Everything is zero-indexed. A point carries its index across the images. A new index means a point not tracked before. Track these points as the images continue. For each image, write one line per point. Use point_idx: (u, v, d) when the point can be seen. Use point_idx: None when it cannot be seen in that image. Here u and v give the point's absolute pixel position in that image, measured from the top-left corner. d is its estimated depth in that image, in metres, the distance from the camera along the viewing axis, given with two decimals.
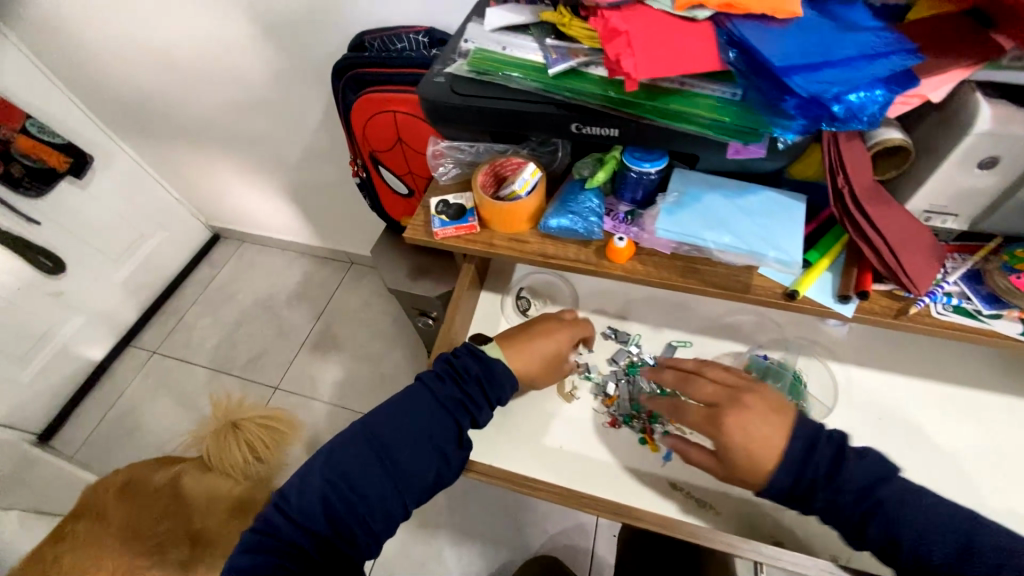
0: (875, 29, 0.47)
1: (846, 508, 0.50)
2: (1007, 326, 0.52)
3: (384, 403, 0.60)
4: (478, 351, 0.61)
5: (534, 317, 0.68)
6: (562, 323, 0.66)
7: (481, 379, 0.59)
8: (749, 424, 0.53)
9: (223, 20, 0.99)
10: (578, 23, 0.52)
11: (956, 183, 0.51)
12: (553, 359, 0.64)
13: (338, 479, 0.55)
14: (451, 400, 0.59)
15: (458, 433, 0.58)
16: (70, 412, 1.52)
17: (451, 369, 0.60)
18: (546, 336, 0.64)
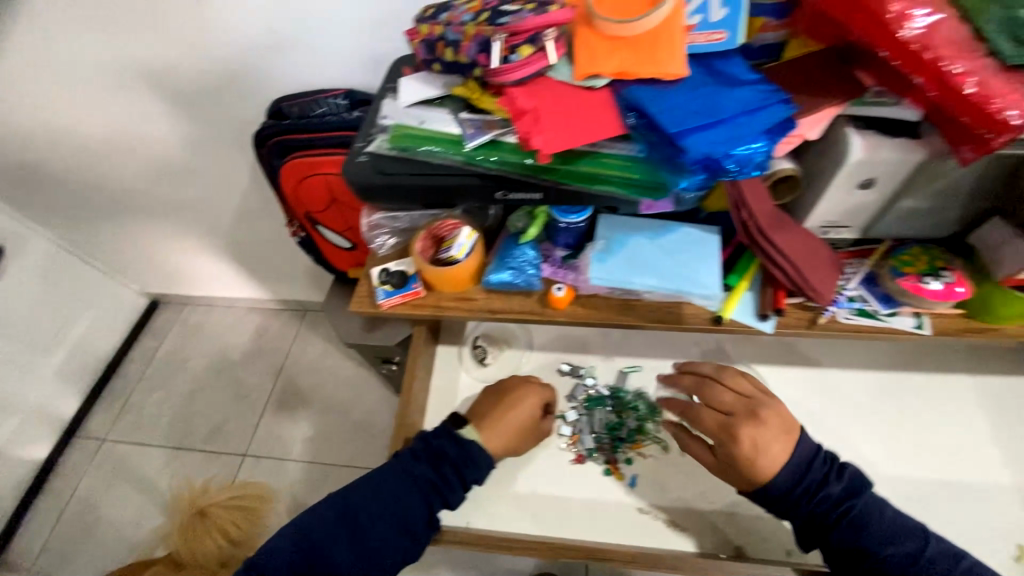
0: (753, 82, 0.52)
1: (820, 511, 0.56)
2: (903, 321, 0.59)
3: (363, 476, 0.62)
4: (455, 433, 0.63)
5: (501, 382, 0.67)
6: (532, 388, 0.66)
7: (456, 463, 0.61)
8: (768, 443, 0.56)
9: (132, 95, 0.95)
10: (488, 99, 0.54)
11: (842, 200, 0.57)
12: (527, 426, 0.64)
13: (306, 546, 0.59)
14: (425, 482, 0.60)
15: (430, 514, 0.60)
16: (20, 520, 1.40)
17: (427, 448, 0.63)
18: (517, 405, 0.64)
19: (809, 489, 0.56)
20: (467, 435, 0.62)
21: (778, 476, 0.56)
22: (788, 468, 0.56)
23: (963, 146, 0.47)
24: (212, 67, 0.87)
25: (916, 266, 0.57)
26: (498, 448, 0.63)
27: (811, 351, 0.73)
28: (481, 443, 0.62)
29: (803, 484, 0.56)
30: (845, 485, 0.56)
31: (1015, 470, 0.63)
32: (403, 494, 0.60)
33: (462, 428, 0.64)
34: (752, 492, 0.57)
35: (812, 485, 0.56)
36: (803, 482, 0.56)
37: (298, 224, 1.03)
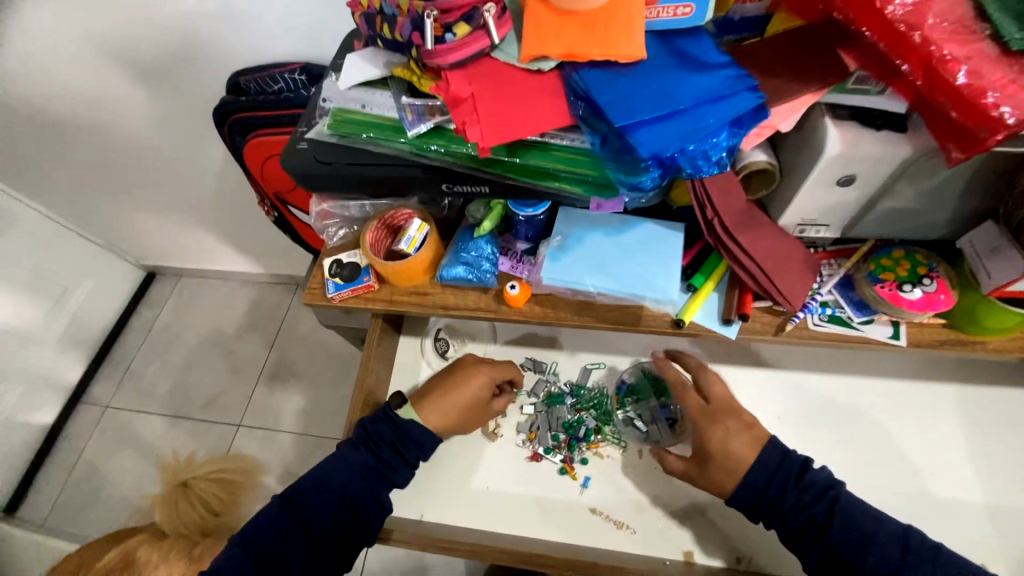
0: (722, 65, 0.46)
1: (806, 506, 0.54)
2: (878, 330, 0.55)
3: (305, 473, 0.63)
4: (392, 415, 0.64)
5: (457, 360, 0.69)
6: (480, 368, 0.66)
7: (394, 443, 0.63)
8: (730, 436, 0.58)
9: (90, 60, 0.89)
10: (426, 82, 0.48)
11: (820, 198, 0.52)
12: (471, 407, 0.65)
13: (255, 551, 0.58)
14: (366, 467, 0.62)
15: (379, 498, 0.61)
16: (30, 481, 1.46)
17: (366, 435, 0.63)
18: (461, 387, 0.65)
19: (796, 490, 0.55)
20: (405, 415, 0.64)
21: (756, 463, 0.56)
22: (758, 461, 0.56)
23: (950, 143, 0.42)
24: (166, 33, 0.81)
25: (896, 273, 0.53)
26: (437, 425, 0.64)
27: (786, 352, 0.69)
28: (421, 422, 0.64)
29: (783, 485, 0.55)
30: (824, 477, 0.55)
31: (987, 486, 0.60)
32: (348, 481, 0.61)
33: (400, 409, 0.65)
34: (733, 487, 0.56)
35: (792, 475, 0.56)
36: (778, 483, 0.55)
37: (269, 203, 0.99)
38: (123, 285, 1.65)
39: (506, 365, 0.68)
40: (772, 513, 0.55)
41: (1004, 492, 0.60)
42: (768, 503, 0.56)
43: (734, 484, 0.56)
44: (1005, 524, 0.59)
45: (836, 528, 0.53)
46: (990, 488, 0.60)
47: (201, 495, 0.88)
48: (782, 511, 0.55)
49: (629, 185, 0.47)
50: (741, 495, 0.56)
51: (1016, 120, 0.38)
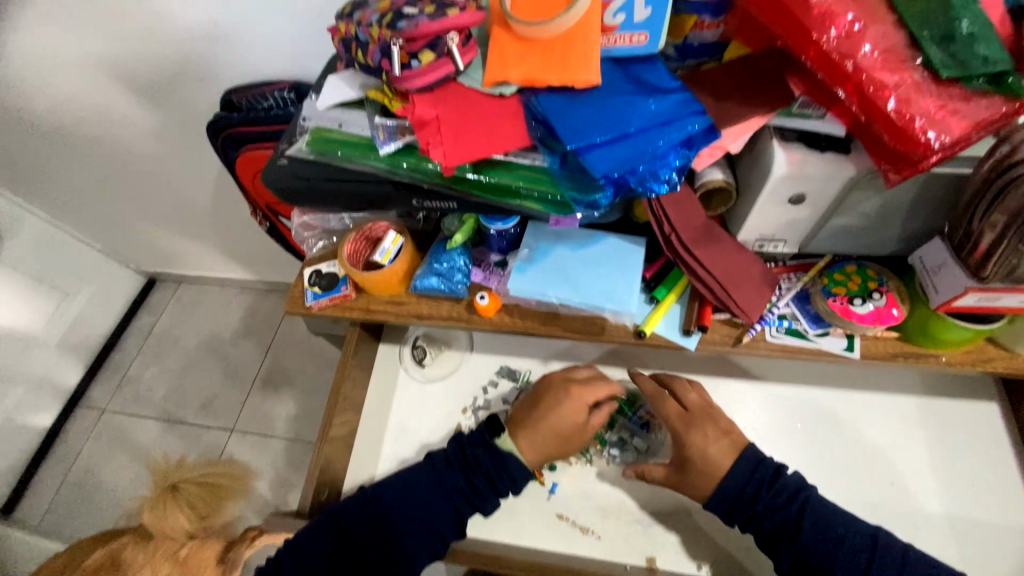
0: (674, 90, 0.48)
1: (778, 508, 0.56)
2: (832, 342, 0.57)
3: (397, 476, 0.64)
4: (493, 443, 0.63)
5: (541, 382, 0.66)
6: (570, 391, 0.63)
7: (488, 472, 0.62)
8: (704, 444, 0.59)
9: (94, 76, 0.93)
10: (395, 104, 0.52)
11: (774, 216, 0.54)
12: (570, 434, 0.62)
13: (337, 544, 0.60)
14: (457, 490, 0.62)
15: (459, 522, 0.62)
16: (27, 483, 1.49)
17: (462, 453, 0.64)
18: (555, 412, 0.62)
19: (767, 490, 0.57)
20: (505, 446, 0.63)
21: (730, 472, 0.58)
22: (731, 472, 0.57)
23: (887, 166, 0.44)
24: (165, 52, 0.85)
25: (848, 287, 0.55)
26: (530, 458, 0.62)
27: (753, 363, 0.70)
28: (518, 455, 0.62)
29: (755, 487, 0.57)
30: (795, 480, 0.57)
31: (945, 498, 0.61)
32: (430, 500, 0.61)
33: (497, 436, 0.64)
34: (709, 494, 0.58)
35: (766, 479, 0.57)
36: (755, 487, 0.57)
37: (262, 214, 1.02)
38: (124, 291, 1.68)
39: (605, 383, 0.64)
40: (747, 514, 0.57)
41: (962, 504, 0.61)
42: (744, 507, 0.57)
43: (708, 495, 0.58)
44: (963, 535, 0.60)
45: (808, 532, 0.54)
46: (948, 501, 0.61)
47: (187, 497, 0.86)
48: (754, 513, 0.56)
49: (586, 203, 0.50)
50: (717, 504, 0.58)
51: (941, 144, 0.40)
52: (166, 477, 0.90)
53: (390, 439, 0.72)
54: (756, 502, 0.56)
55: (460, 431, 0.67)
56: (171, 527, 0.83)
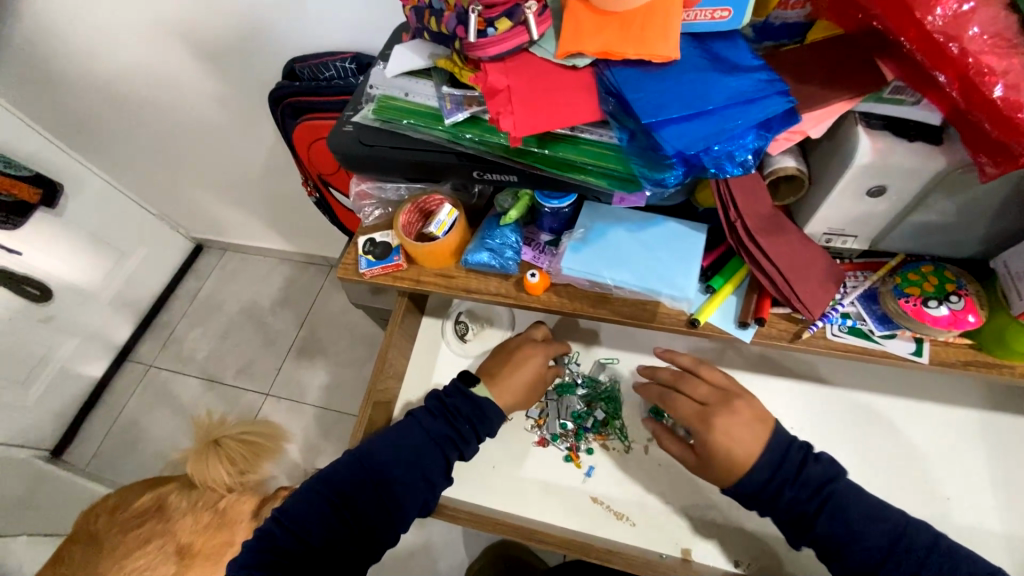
0: (755, 69, 0.47)
1: (800, 501, 0.54)
2: (899, 345, 0.54)
3: (383, 433, 0.64)
4: (468, 391, 0.64)
5: (504, 344, 0.70)
6: (538, 349, 0.68)
7: (470, 417, 0.63)
8: (728, 433, 0.56)
9: (166, 41, 0.97)
10: (465, 73, 0.52)
11: (848, 208, 0.52)
12: (537, 384, 0.67)
13: (335, 499, 0.60)
14: (442, 437, 0.62)
15: (446, 466, 0.62)
16: (77, 428, 1.58)
17: (442, 405, 0.64)
18: (525, 365, 0.66)
19: (786, 483, 0.54)
20: (479, 393, 0.64)
21: (754, 460, 0.55)
22: (761, 454, 0.55)
23: (984, 158, 0.42)
24: (235, 20, 0.88)
25: (923, 288, 0.52)
26: (509, 404, 0.65)
27: (803, 363, 0.68)
28: (495, 401, 0.64)
29: (777, 479, 0.55)
30: (826, 485, 0.53)
31: (1004, 517, 0.58)
32: (419, 448, 0.62)
33: (474, 385, 0.65)
34: (732, 478, 0.56)
35: (789, 470, 0.55)
36: (773, 474, 0.55)
37: (312, 185, 1.04)
38: (174, 254, 1.76)
39: (559, 342, 0.70)
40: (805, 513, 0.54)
41: (1022, 525, 0.58)
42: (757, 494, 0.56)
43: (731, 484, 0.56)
44: (1021, 556, 0.57)
45: (821, 523, 0.53)
46: (1007, 520, 0.58)
47: (228, 452, 0.86)
48: (771, 492, 0.55)
49: (654, 181, 0.48)
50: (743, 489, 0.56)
51: None
52: (209, 432, 0.89)
53: None
54: (779, 493, 0.55)
55: (434, 389, 0.67)
56: (211, 479, 0.82)
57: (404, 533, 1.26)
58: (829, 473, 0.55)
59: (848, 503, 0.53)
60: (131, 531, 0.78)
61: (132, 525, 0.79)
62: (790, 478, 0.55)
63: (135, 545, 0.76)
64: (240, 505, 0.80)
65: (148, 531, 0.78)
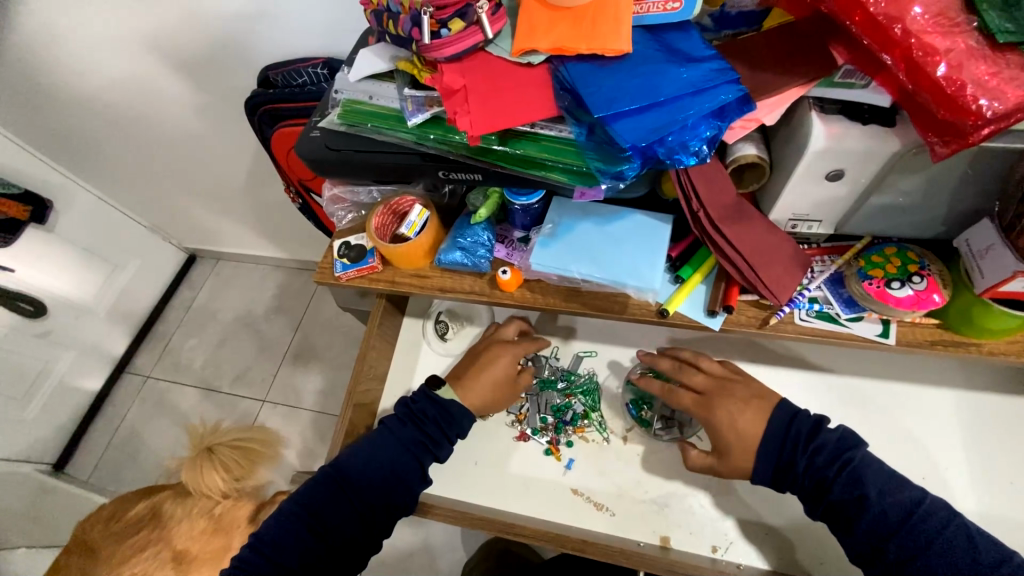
0: (708, 59, 0.47)
1: (817, 468, 0.54)
2: (866, 328, 0.55)
3: (354, 446, 0.64)
4: (434, 395, 0.65)
5: (478, 345, 0.71)
6: (507, 349, 0.69)
7: (438, 420, 0.64)
8: (733, 415, 0.58)
9: (142, 53, 0.97)
10: (424, 74, 0.52)
11: (809, 193, 0.52)
12: (504, 383, 0.68)
13: (309, 517, 0.61)
14: (413, 441, 0.63)
15: (422, 469, 0.63)
16: (78, 441, 1.59)
17: (411, 412, 0.65)
18: (492, 365, 0.67)
19: (804, 454, 0.55)
20: (446, 395, 0.66)
21: (767, 434, 0.56)
22: (774, 426, 0.56)
23: (934, 138, 0.42)
24: (209, 30, 0.88)
25: (886, 270, 0.53)
26: (475, 403, 0.66)
27: (779, 350, 0.68)
28: (461, 400, 0.66)
29: (796, 449, 0.55)
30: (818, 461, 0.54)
31: (981, 496, 0.59)
32: (391, 454, 0.62)
33: (440, 389, 0.67)
34: (752, 461, 0.56)
35: (803, 440, 0.55)
36: (789, 448, 0.55)
37: (294, 191, 1.05)
38: (167, 265, 1.77)
39: (532, 340, 0.70)
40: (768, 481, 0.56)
41: (998, 503, 0.58)
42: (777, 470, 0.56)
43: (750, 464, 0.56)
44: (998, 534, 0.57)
45: (837, 491, 0.53)
46: (984, 499, 0.59)
47: (223, 460, 0.83)
48: (788, 462, 0.55)
49: (611, 174, 0.49)
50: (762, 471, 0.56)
51: (994, 113, 0.38)
52: (202, 438, 0.87)
53: None
54: (793, 464, 0.55)
55: (402, 397, 0.68)
56: (207, 486, 0.82)
57: (402, 534, 1.27)
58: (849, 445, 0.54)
59: (867, 475, 0.52)
60: (129, 538, 0.79)
61: (129, 533, 0.80)
62: (810, 448, 0.55)
63: (132, 553, 0.77)
64: (236, 511, 0.81)
65: (144, 538, 0.78)
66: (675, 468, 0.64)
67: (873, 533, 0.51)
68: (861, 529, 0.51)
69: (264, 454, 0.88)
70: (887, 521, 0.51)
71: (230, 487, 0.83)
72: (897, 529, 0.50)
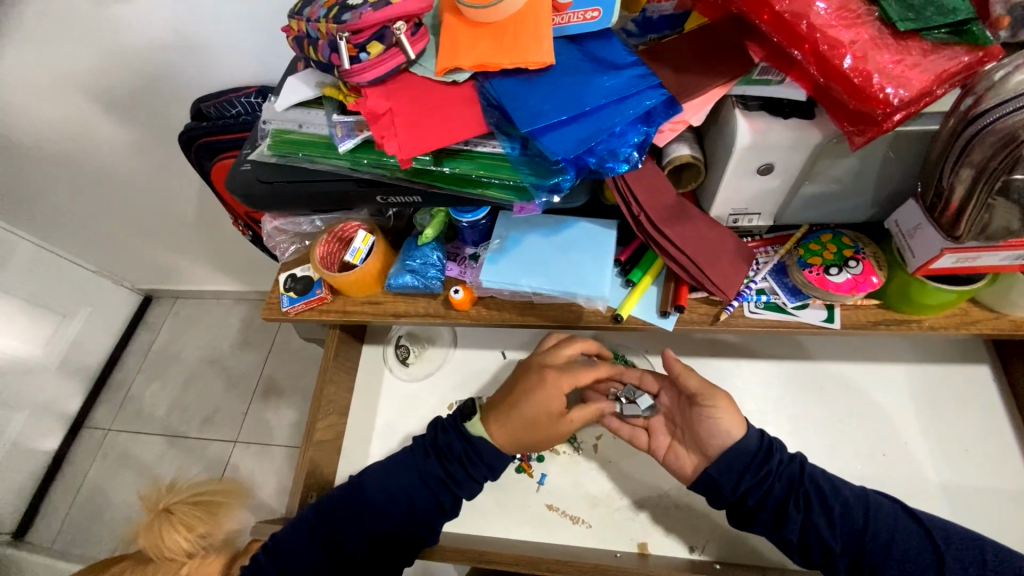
0: (629, 66, 0.47)
1: (785, 465, 0.56)
2: (812, 314, 0.56)
3: (374, 465, 0.64)
4: (463, 429, 0.61)
5: (521, 366, 0.62)
6: (545, 380, 0.58)
7: (462, 459, 0.60)
8: (719, 423, 0.56)
9: (67, 89, 0.91)
10: (349, 100, 0.51)
11: (744, 189, 0.53)
12: (543, 423, 0.58)
13: (326, 533, 0.61)
14: (433, 477, 0.61)
15: (441, 505, 0.60)
16: (37, 506, 1.48)
17: (436, 442, 0.62)
18: (524, 403, 0.58)
19: (760, 484, 0.55)
20: (474, 431, 0.61)
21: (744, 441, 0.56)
22: (740, 443, 0.56)
23: (851, 127, 0.43)
24: (137, 62, 0.84)
25: (824, 257, 0.54)
26: (506, 445, 0.59)
27: (739, 341, 0.69)
28: (490, 440, 0.60)
29: (761, 481, 0.55)
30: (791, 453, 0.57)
31: (941, 466, 0.60)
32: (408, 482, 0.61)
33: (469, 421, 0.62)
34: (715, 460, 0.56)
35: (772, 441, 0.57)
36: (749, 476, 0.55)
37: (243, 223, 1.00)
38: (121, 310, 1.66)
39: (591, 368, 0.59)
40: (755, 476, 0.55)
41: (958, 472, 0.60)
42: (734, 500, 0.56)
43: (700, 472, 0.58)
44: (960, 502, 0.59)
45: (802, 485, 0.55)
46: (945, 468, 0.60)
47: (182, 518, 0.69)
48: (745, 493, 0.55)
49: (547, 187, 0.50)
50: (702, 485, 0.57)
51: (901, 100, 0.39)
52: (158, 498, 0.73)
53: (378, 439, 0.71)
54: (749, 496, 0.55)
55: (437, 418, 0.66)
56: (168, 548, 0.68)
57: None
58: (798, 463, 0.56)
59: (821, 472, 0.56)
60: None
61: None
62: (774, 472, 0.55)
63: None
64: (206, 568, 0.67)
65: None
66: (649, 471, 0.64)
67: (830, 542, 0.53)
68: (821, 521, 0.54)
69: (231, 501, 0.74)
70: (854, 525, 0.53)
71: (195, 544, 0.69)
72: (862, 532, 0.53)
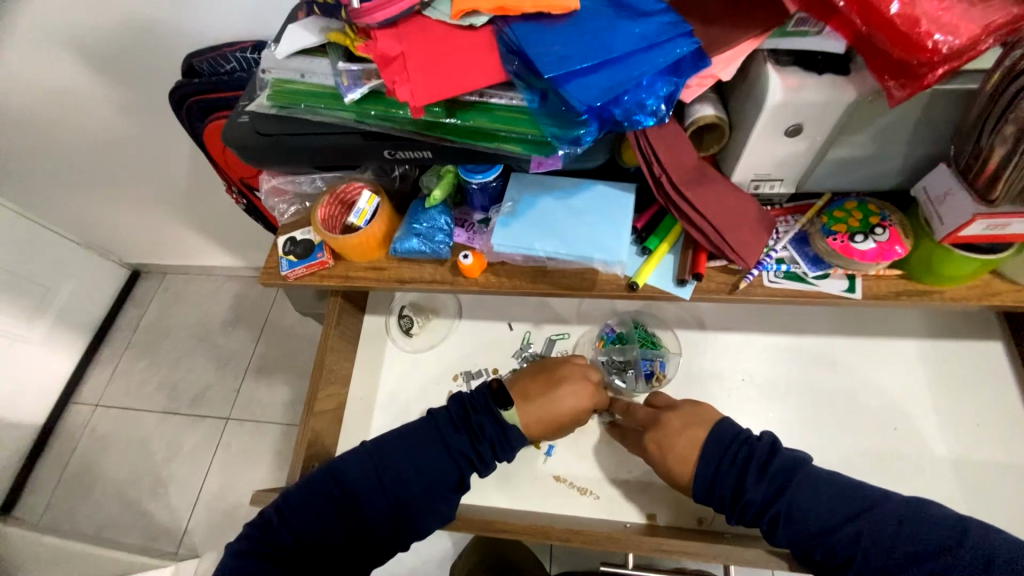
0: (657, 14, 0.45)
1: (765, 463, 0.54)
2: (833, 284, 0.55)
3: (397, 434, 0.61)
4: (498, 414, 0.59)
5: (558, 365, 0.63)
6: (586, 388, 0.62)
7: (493, 442, 0.59)
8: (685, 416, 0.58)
9: (46, 40, 0.84)
10: (357, 43, 0.47)
11: (770, 152, 0.51)
12: (569, 424, 0.61)
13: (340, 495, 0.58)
14: (460, 453, 0.59)
15: (460, 481, 0.59)
16: (25, 481, 1.44)
17: (467, 420, 0.60)
18: (564, 400, 0.60)
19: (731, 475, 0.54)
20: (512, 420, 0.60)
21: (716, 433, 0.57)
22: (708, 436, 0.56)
23: (891, 81, 0.41)
24: (122, 11, 0.78)
25: (849, 224, 0.53)
26: (531, 431, 0.61)
27: (750, 315, 0.68)
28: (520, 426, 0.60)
29: (731, 470, 0.55)
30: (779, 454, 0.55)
31: (951, 440, 0.60)
32: (433, 457, 0.59)
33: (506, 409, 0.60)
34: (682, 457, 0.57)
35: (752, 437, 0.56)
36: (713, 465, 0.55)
37: (237, 190, 0.96)
38: (107, 284, 1.61)
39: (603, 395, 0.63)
40: (729, 467, 0.55)
41: (968, 447, 0.60)
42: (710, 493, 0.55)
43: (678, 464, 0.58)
44: (969, 476, 0.58)
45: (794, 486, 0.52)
46: (956, 443, 0.60)
47: None
48: (742, 500, 0.53)
49: (569, 140, 0.47)
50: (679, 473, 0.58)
51: (949, 48, 0.38)
52: None
53: (380, 410, 0.70)
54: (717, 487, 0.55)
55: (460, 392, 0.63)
56: None
57: None
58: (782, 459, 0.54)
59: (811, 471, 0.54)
60: None
61: None
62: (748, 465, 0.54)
63: None
64: None
65: None
66: None
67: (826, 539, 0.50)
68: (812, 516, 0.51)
69: None
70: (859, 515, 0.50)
71: None
72: (867, 525, 0.49)
